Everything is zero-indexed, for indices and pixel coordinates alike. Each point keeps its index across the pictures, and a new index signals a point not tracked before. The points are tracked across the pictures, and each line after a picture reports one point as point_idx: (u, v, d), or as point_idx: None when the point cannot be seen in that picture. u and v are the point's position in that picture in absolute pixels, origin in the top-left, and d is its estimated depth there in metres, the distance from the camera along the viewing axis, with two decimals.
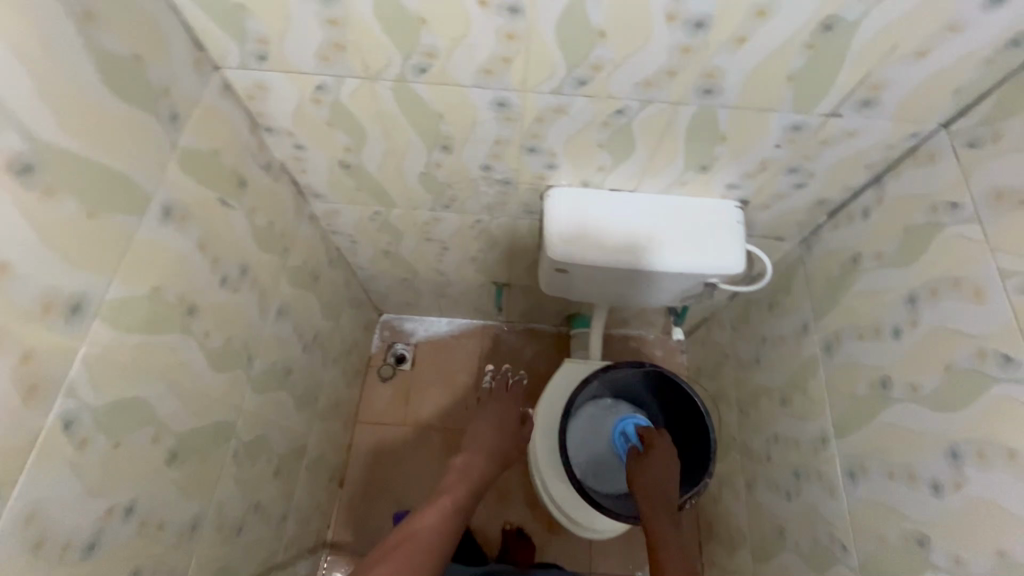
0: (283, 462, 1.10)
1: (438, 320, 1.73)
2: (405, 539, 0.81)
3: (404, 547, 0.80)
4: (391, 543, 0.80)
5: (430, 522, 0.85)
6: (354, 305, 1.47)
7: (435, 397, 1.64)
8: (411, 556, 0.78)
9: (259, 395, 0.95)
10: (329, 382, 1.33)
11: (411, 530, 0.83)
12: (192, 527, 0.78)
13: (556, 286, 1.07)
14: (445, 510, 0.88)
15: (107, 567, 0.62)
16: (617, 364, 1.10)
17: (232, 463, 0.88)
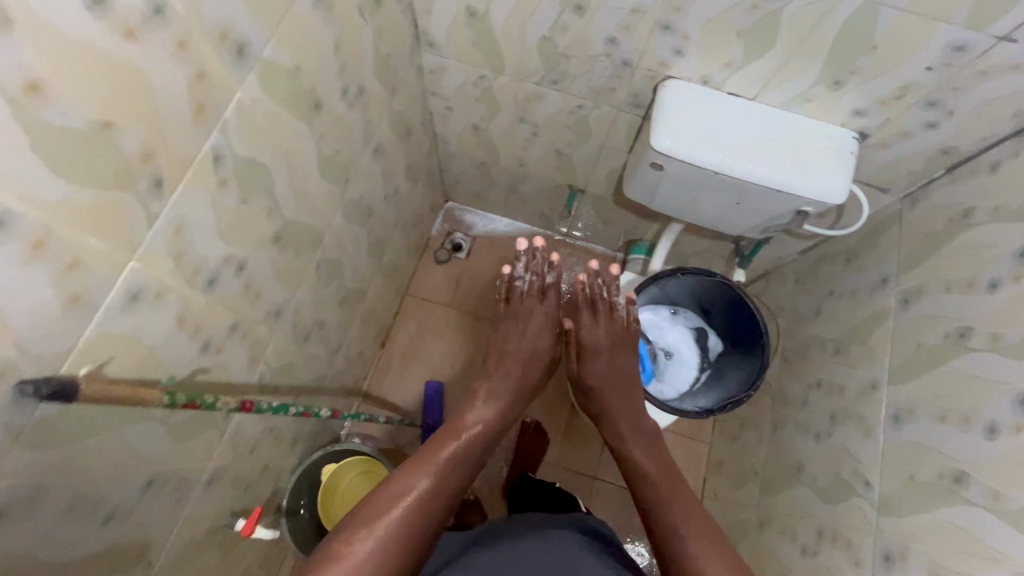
0: (348, 298, 1.17)
1: (500, 220, 1.76)
2: (388, 507, 0.69)
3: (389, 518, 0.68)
4: (378, 503, 0.69)
5: (417, 491, 0.72)
6: (429, 180, 1.50)
7: (483, 289, 1.69)
8: (397, 526, 0.67)
9: (345, 222, 1.01)
10: (395, 244, 1.38)
11: (395, 498, 0.70)
12: (278, 312, 0.85)
13: (642, 187, 1.07)
14: (430, 473, 0.75)
15: (219, 309, 0.69)
16: (687, 270, 1.09)
17: (314, 273, 0.95)
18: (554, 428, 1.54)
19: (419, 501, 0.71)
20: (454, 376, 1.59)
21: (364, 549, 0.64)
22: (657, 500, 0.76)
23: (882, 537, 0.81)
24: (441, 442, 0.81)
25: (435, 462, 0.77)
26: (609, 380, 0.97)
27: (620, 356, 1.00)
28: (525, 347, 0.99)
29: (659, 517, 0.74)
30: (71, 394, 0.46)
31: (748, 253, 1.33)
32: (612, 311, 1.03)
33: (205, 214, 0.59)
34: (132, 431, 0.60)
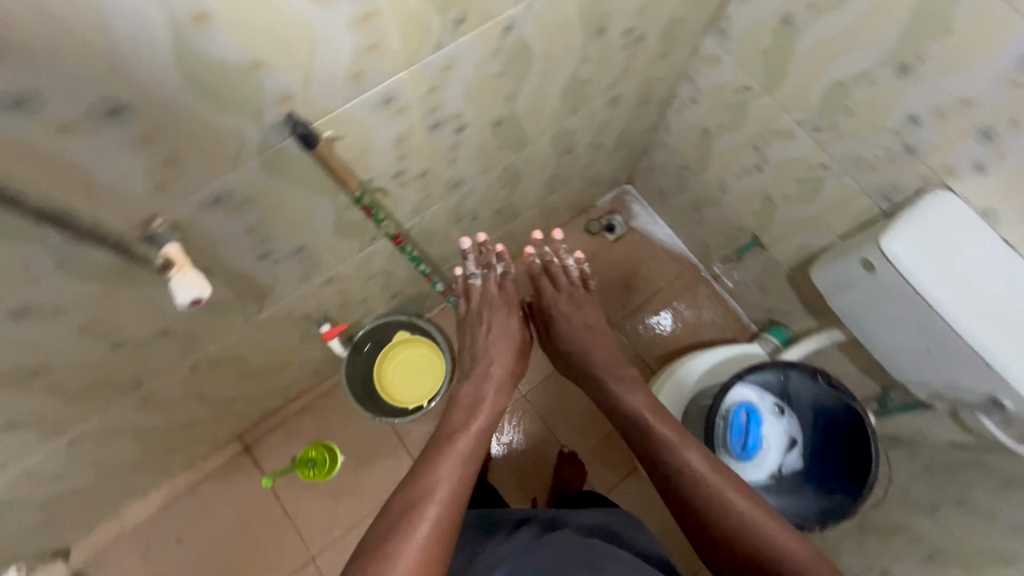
0: (504, 211, 1.22)
1: (663, 228, 1.71)
2: (420, 503, 0.66)
3: (427, 515, 0.65)
4: (410, 502, 0.67)
5: (444, 484, 0.69)
6: (628, 155, 1.48)
7: (609, 276, 1.67)
8: (442, 516, 0.65)
9: (547, 146, 1.04)
10: (565, 192, 1.40)
11: (423, 490, 0.68)
12: (455, 186, 0.92)
13: (834, 277, 0.98)
14: (447, 468, 0.71)
15: (426, 153, 0.75)
16: (834, 380, 0.99)
17: (499, 173, 1.00)
18: (590, 431, 1.51)
19: (452, 497, 0.68)
20: None
21: (405, 550, 0.61)
22: (703, 488, 0.77)
23: None
24: (448, 436, 0.78)
25: (450, 453, 0.74)
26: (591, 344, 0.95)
27: (592, 317, 0.97)
28: (496, 342, 0.93)
29: (716, 510, 0.75)
30: (310, 144, 0.55)
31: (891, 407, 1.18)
32: (563, 270, 0.98)
33: (469, 71, 0.65)
34: (319, 202, 0.69)
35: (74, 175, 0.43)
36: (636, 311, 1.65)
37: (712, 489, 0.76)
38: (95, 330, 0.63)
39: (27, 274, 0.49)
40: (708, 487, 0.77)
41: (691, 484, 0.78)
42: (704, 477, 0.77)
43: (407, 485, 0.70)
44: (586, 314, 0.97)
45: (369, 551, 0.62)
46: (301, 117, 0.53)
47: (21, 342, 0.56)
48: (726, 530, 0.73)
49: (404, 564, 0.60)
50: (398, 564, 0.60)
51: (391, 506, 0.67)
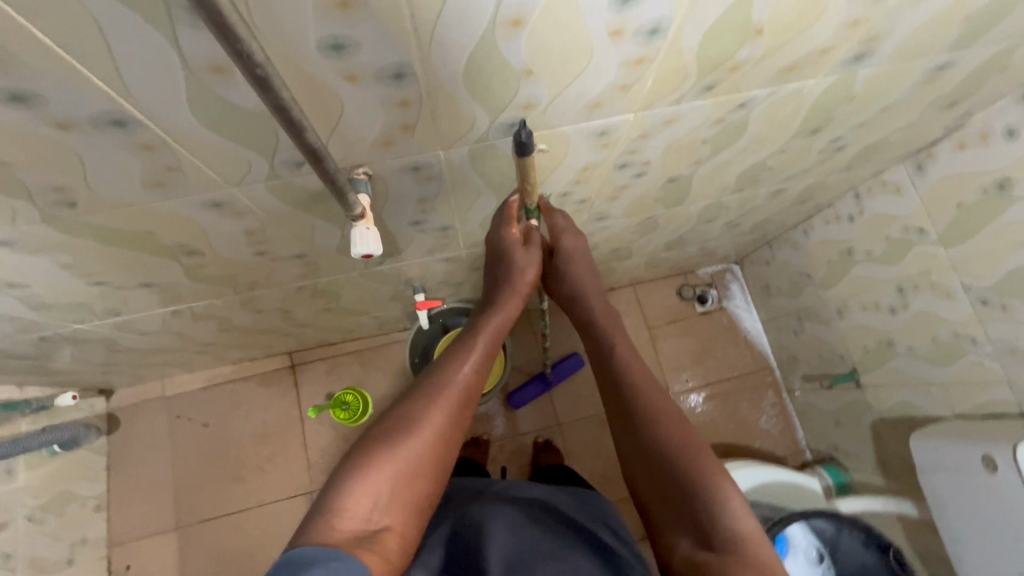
0: (620, 251, 1.21)
1: (754, 321, 1.66)
2: (435, 392, 0.68)
3: (442, 397, 0.67)
4: (427, 389, 0.68)
5: (462, 370, 0.70)
6: (752, 241, 1.44)
7: (682, 345, 1.63)
8: (448, 410, 0.67)
9: (695, 211, 1.01)
10: (679, 252, 1.37)
11: (439, 376, 0.69)
12: (599, 218, 0.91)
13: (937, 456, 0.91)
14: (459, 356, 0.72)
15: (598, 184, 0.75)
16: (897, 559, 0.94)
17: (640, 220, 0.99)
18: (606, 487, 1.48)
19: (465, 384, 0.69)
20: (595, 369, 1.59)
21: (419, 422, 0.64)
22: (655, 427, 0.71)
23: None
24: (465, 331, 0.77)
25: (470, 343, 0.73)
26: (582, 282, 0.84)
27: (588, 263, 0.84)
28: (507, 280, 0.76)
29: (664, 457, 0.68)
30: (523, 151, 0.51)
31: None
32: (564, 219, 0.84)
33: (681, 132, 0.64)
34: (488, 195, 0.70)
35: (330, 114, 0.45)
36: (696, 389, 1.60)
37: (667, 432, 0.70)
38: (254, 236, 0.66)
39: (241, 177, 0.51)
40: (663, 429, 0.70)
41: (649, 422, 0.72)
42: (661, 421, 0.71)
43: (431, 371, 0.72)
44: (583, 259, 0.83)
45: (389, 419, 0.65)
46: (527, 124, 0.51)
47: (198, 226, 0.60)
48: (671, 472, 0.66)
49: (415, 434, 0.63)
50: (407, 433, 0.63)
51: (413, 388, 0.70)
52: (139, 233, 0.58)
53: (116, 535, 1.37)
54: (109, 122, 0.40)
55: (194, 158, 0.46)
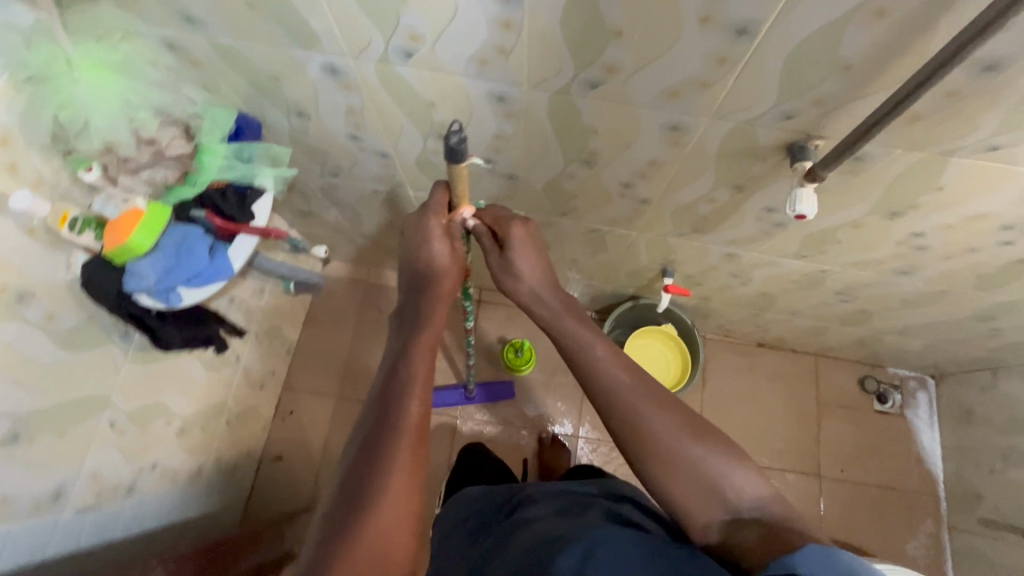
0: (863, 315, 1.18)
1: (932, 441, 1.54)
2: (373, 464, 0.55)
3: (387, 467, 0.54)
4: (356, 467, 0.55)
5: (410, 415, 0.58)
6: (982, 360, 1.35)
7: (847, 436, 1.55)
8: (403, 484, 0.54)
9: (989, 304, 0.98)
10: (905, 340, 1.32)
11: (383, 440, 0.56)
12: (904, 272, 0.91)
13: None
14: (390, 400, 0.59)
15: (962, 238, 0.75)
16: None
17: (930, 290, 0.97)
18: None
19: (420, 426, 0.58)
20: (750, 419, 1.55)
21: (388, 510, 0.52)
22: (631, 419, 0.63)
23: None
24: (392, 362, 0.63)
25: (403, 386, 0.60)
26: (530, 258, 0.75)
27: (531, 242, 0.75)
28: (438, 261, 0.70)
29: (648, 448, 0.62)
30: (454, 157, 0.56)
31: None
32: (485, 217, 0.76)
33: None
34: (867, 210, 0.72)
35: (885, 80, 0.49)
36: (847, 483, 1.51)
37: (647, 419, 0.63)
38: (647, 168, 0.73)
39: (728, 110, 0.58)
40: (642, 416, 0.63)
41: (618, 415, 0.65)
42: (633, 407, 0.64)
43: (371, 416, 0.59)
44: (518, 245, 0.74)
45: (337, 506, 0.53)
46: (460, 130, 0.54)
47: (628, 141, 0.67)
48: (660, 461, 0.61)
49: (393, 531, 0.52)
50: (383, 526, 0.52)
51: (354, 470, 0.55)
52: (587, 129, 0.67)
53: (291, 381, 1.53)
54: (733, 27, 0.47)
55: (734, 81, 0.53)
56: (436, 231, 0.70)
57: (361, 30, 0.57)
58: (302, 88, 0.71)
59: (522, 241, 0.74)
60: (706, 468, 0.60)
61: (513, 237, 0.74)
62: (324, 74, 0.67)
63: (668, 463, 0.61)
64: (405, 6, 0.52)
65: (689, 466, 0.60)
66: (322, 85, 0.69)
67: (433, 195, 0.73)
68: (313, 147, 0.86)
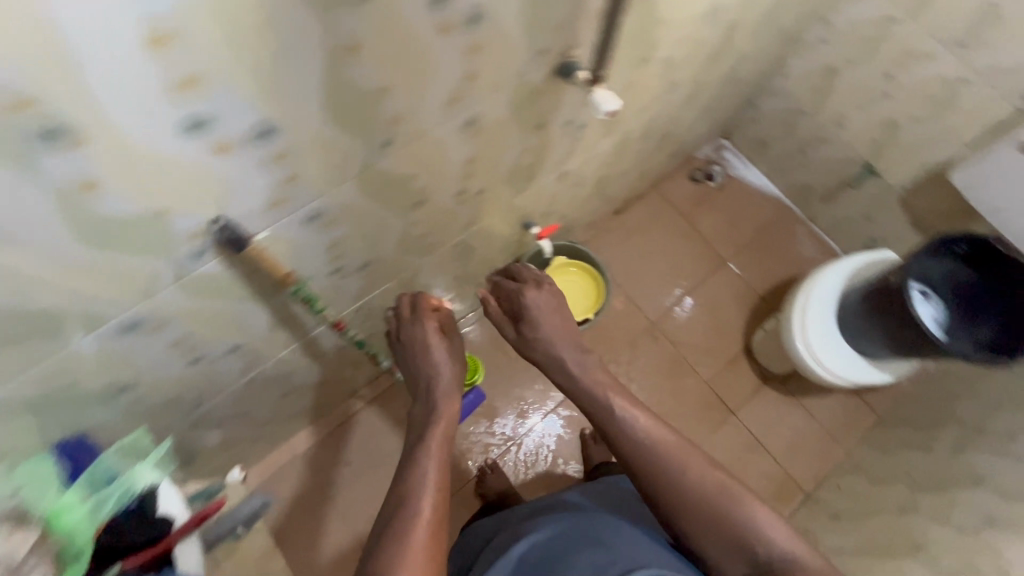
0: (667, 134, 1.35)
1: (758, 176, 1.86)
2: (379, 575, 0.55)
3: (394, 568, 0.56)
4: None
5: (431, 476, 0.64)
6: (742, 102, 1.65)
7: (715, 220, 1.81)
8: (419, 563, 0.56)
9: (728, 64, 1.19)
10: (697, 128, 1.56)
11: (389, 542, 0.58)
12: (674, 87, 1.06)
13: (986, 167, 1.15)
14: (410, 493, 0.62)
15: (694, 36, 0.89)
16: (946, 248, 1.19)
17: (694, 85, 1.15)
18: (715, 356, 1.65)
19: (438, 487, 0.63)
20: (658, 268, 1.73)
21: None
22: (661, 477, 0.70)
23: None
24: (422, 426, 0.71)
25: (432, 438, 0.68)
26: (559, 324, 0.79)
27: (550, 306, 0.80)
28: (441, 351, 0.76)
29: (679, 503, 0.70)
30: (240, 246, 0.52)
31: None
32: (517, 272, 0.84)
33: None
34: (630, 70, 0.82)
35: None
36: (741, 248, 1.78)
37: (678, 478, 0.70)
38: (470, 166, 0.74)
39: (500, 78, 0.60)
40: (674, 476, 0.70)
41: (650, 470, 0.71)
42: (671, 456, 0.71)
43: (386, 505, 0.62)
44: (537, 306, 0.79)
45: None
46: (236, 221, 0.51)
47: (442, 160, 0.67)
48: (691, 511, 0.69)
49: None
50: None
51: None
52: (405, 178, 0.65)
53: None
54: (467, 19, 0.48)
55: (493, 55, 0.55)
56: (431, 329, 0.78)
57: (138, 269, 0.48)
58: (111, 366, 0.58)
59: (540, 311, 0.79)
60: (735, 524, 0.68)
61: (532, 308, 0.79)
62: (121, 338, 0.55)
63: (699, 517, 0.69)
64: (169, 215, 0.45)
65: (721, 515, 0.69)
66: (131, 346, 0.58)
67: (419, 313, 0.80)
68: (160, 402, 0.72)
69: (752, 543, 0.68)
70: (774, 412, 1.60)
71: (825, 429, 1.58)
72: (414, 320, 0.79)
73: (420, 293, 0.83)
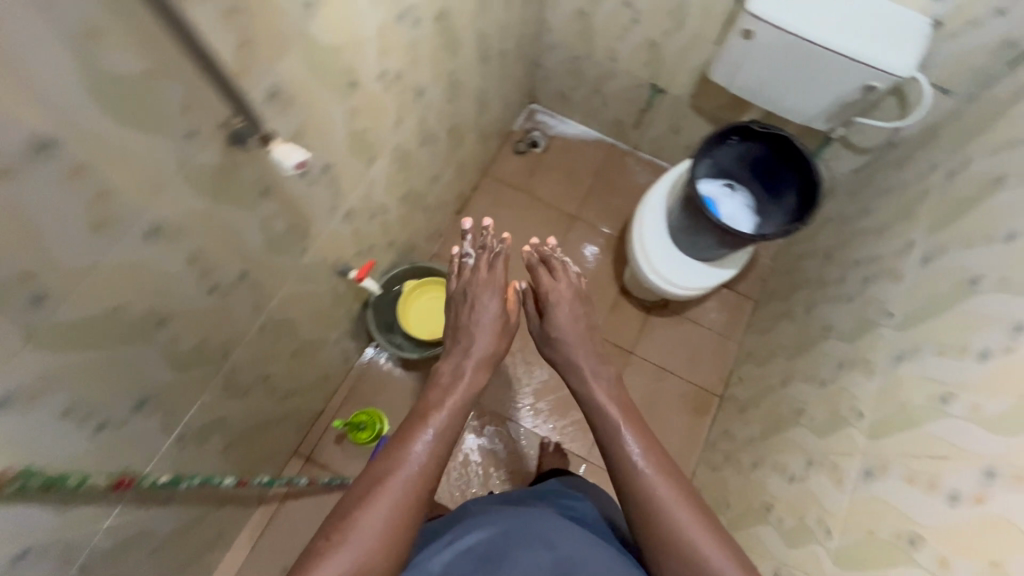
0: (455, 128, 1.35)
1: (576, 125, 1.91)
2: (342, 531, 0.67)
3: (359, 516, 0.68)
4: (323, 539, 0.67)
5: (422, 454, 0.77)
6: (527, 66, 1.68)
7: (552, 182, 1.85)
8: (385, 511, 0.69)
9: (473, 46, 1.19)
10: (492, 109, 1.57)
11: (360, 505, 0.70)
12: (422, 90, 1.04)
13: (728, 61, 1.23)
14: (405, 459, 0.75)
15: (397, 43, 0.87)
16: (720, 142, 1.25)
17: (446, 79, 1.14)
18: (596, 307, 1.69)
19: (432, 456, 0.77)
20: (516, 247, 1.75)
21: (360, 537, 0.66)
22: (648, 499, 0.83)
23: (899, 344, 0.94)
24: (459, 375, 0.95)
25: (454, 394, 0.91)
26: (574, 332, 1.13)
27: (570, 305, 1.17)
28: (483, 317, 1.04)
29: (658, 523, 0.81)
30: None
31: (820, 159, 1.51)
32: (566, 267, 1.21)
33: None
34: (338, 102, 0.79)
35: (177, 57, 0.51)
36: (585, 199, 1.83)
37: (663, 501, 0.82)
38: (197, 264, 0.69)
39: (146, 181, 0.54)
40: (656, 496, 0.83)
41: (640, 489, 0.84)
42: (660, 478, 0.85)
43: (370, 473, 0.74)
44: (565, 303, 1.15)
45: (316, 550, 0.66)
46: None
47: (145, 279, 0.61)
48: (648, 519, 0.82)
49: (362, 532, 0.67)
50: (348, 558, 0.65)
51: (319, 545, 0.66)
52: (106, 315, 0.58)
53: None
54: (25, 154, 0.42)
55: (109, 167, 0.50)
56: (489, 307, 1.06)
57: None
58: None
59: (562, 310, 1.15)
60: (698, 543, 0.78)
61: (552, 310, 1.15)
62: None
63: (656, 526, 0.81)
64: None
65: (692, 534, 0.79)
66: None
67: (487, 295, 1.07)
68: None
69: (694, 552, 0.78)
70: (667, 335, 1.67)
71: (713, 332, 1.67)
72: (486, 284, 1.07)
73: (509, 255, 1.09)
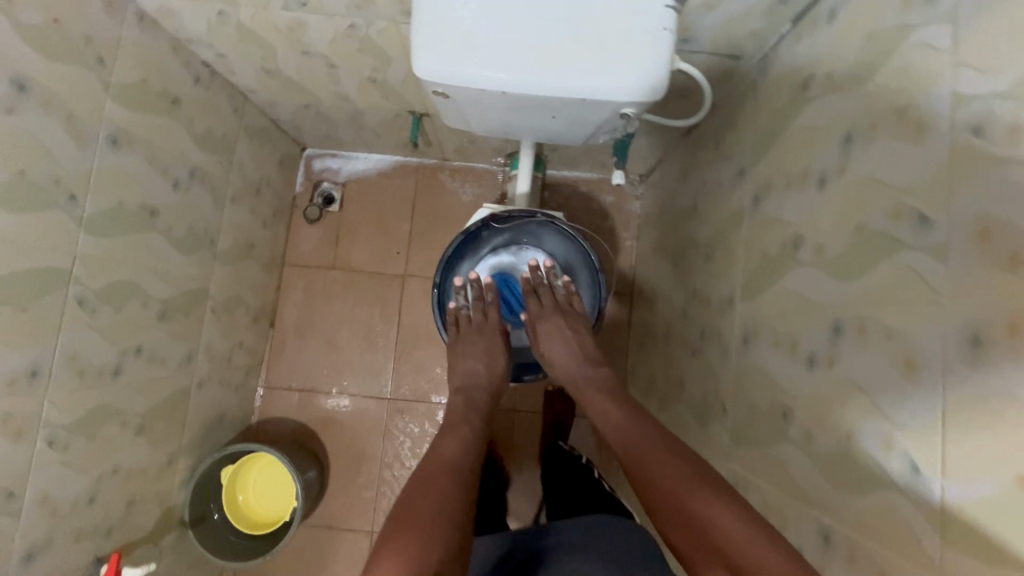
0: (171, 306, 1.03)
1: (367, 156, 1.54)
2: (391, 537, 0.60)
3: (403, 521, 0.61)
4: (382, 547, 0.59)
5: (456, 463, 0.73)
6: (256, 137, 1.28)
7: (365, 240, 1.52)
8: (426, 507, 0.64)
9: (104, 238, 0.84)
10: (231, 222, 1.22)
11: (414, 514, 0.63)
12: (33, 372, 0.74)
13: (449, 116, 0.88)
14: (439, 474, 0.70)
15: None
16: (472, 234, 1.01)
17: (82, 310, 0.82)
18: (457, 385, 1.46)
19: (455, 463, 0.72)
20: (350, 338, 1.49)
21: (404, 543, 0.58)
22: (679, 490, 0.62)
23: (735, 468, 0.75)
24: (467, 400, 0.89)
25: (471, 419, 0.84)
26: (566, 347, 0.94)
27: (563, 322, 0.96)
28: (484, 352, 0.96)
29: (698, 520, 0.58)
30: None
31: (639, 134, 1.19)
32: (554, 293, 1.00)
33: None
34: None
35: None
36: (409, 247, 1.52)
37: (685, 490, 0.61)
38: None
39: None
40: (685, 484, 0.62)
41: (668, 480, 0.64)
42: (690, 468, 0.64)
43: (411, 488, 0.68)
44: (554, 331, 0.95)
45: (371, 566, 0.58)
46: None
47: None
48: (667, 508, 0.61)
49: (410, 529, 0.60)
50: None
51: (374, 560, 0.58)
52: None
53: None
54: None
55: None
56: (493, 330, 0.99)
57: None
58: None
59: (554, 329, 0.96)
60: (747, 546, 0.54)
61: (546, 326, 0.96)
62: None
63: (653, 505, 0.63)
64: None
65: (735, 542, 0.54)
66: None
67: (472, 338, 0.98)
68: None
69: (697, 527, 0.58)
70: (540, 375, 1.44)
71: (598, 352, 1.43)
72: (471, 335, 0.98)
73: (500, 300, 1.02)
